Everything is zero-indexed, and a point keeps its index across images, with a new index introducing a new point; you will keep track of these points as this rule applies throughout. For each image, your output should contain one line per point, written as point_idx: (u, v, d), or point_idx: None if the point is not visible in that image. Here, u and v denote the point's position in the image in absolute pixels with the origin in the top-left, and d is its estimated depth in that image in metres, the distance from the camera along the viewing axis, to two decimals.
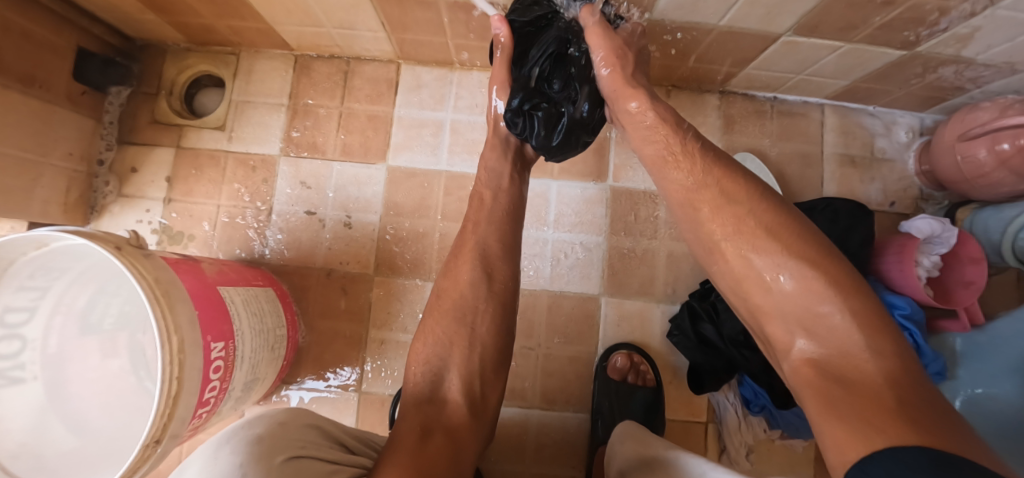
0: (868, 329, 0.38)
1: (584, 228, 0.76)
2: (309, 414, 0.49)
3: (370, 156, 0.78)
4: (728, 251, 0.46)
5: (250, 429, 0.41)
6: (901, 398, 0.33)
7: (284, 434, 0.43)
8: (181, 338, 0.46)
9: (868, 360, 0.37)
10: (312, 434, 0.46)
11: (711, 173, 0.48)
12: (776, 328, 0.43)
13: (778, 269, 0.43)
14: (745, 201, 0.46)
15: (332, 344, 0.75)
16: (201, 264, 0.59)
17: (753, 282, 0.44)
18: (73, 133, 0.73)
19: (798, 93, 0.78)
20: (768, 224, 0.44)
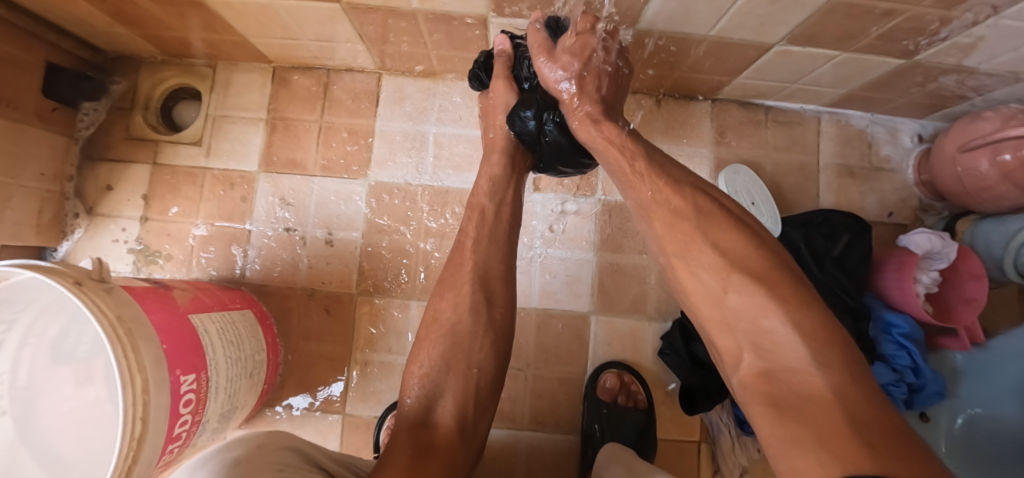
0: (814, 340, 0.33)
1: (573, 244, 0.73)
2: (288, 436, 0.47)
3: (352, 172, 0.75)
4: (678, 267, 0.42)
5: (227, 453, 0.39)
6: (852, 414, 0.29)
7: (264, 456, 0.40)
8: (145, 378, 0.44)
9: (815, 373, 0.32)
10: (290, 456, 0.43)
11: (659, 185, 0.45)
12: (725, 341, 0.38)
13: (723, 284, 0.38)
14: (692, 212, 0.42)
15: (315, 366, 0.73)
16: (174, 291, 0.57)
17: (703, 296, 0.40)
18: (44, 152, 0.71)
19: (794, 101, 0.75)
20: (717, 239, 0.40)
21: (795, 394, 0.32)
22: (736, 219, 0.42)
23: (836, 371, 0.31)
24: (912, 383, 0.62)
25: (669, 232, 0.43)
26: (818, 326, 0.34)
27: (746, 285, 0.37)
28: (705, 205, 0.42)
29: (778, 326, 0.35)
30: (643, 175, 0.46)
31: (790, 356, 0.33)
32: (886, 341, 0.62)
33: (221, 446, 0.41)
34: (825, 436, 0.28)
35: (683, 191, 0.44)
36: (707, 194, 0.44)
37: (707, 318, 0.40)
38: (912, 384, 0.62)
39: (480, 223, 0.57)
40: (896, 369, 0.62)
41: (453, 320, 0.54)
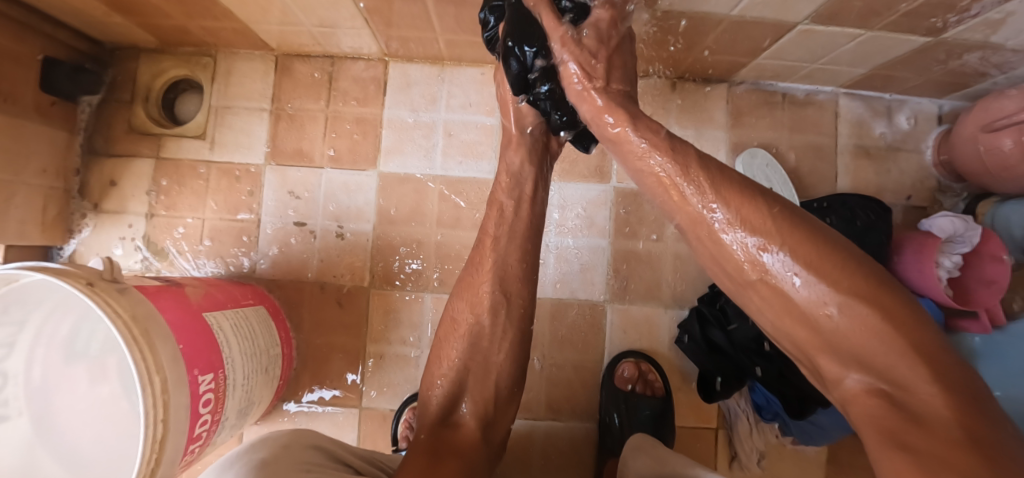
0: (935, 360, 0.30)
1: (587, 231, 0.72)
2: (310, 433, 0.47)
3: (360, 163, 0.74)
4: (761, 287, 0.37)
5: (253, 454, 0.39)
6: (978, 438, 0.26)
7: (291, 456, 0.41)
8: (163, 378, 0.43)
9: (934, 394, 0.29)
10: (314, 458, 0.43)
11: (723, 195, 0.39)
12: (827, 362, 0.35)
13: (823, 304, 0.34)
14: (769, 223, 0.37)
15: (330, 359, 0.72)
16: (186, 288, 0.56)
17: (798, 319, 0.35)
18: (45, 148, 0.69)
19: (810, 82, 0.73)
20: (804, 255, 0.35)
21: (910, 415, 0.29)
22: (817, 227, 0.37)
23: (962, 393, 0.28)
24: None
25: (741, 249, 0.38)
26: (936, 343, 0.31)
27: (854, 306, 0.32)
28: (779, 214, 0.37)
29: (891, 348, 0.31)
30: (701, 185, 0.40)
31: (906, 374, 0.30)
32: None
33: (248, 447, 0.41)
34: (940, 454, 0.26)
35: (747, 193, 0.39)
36: (777, 199, 0.39)
37: (804, 340, 0.36)
38: None
39: (500, 221, 0.54)
40: None
41: (464, 316, 0.53)
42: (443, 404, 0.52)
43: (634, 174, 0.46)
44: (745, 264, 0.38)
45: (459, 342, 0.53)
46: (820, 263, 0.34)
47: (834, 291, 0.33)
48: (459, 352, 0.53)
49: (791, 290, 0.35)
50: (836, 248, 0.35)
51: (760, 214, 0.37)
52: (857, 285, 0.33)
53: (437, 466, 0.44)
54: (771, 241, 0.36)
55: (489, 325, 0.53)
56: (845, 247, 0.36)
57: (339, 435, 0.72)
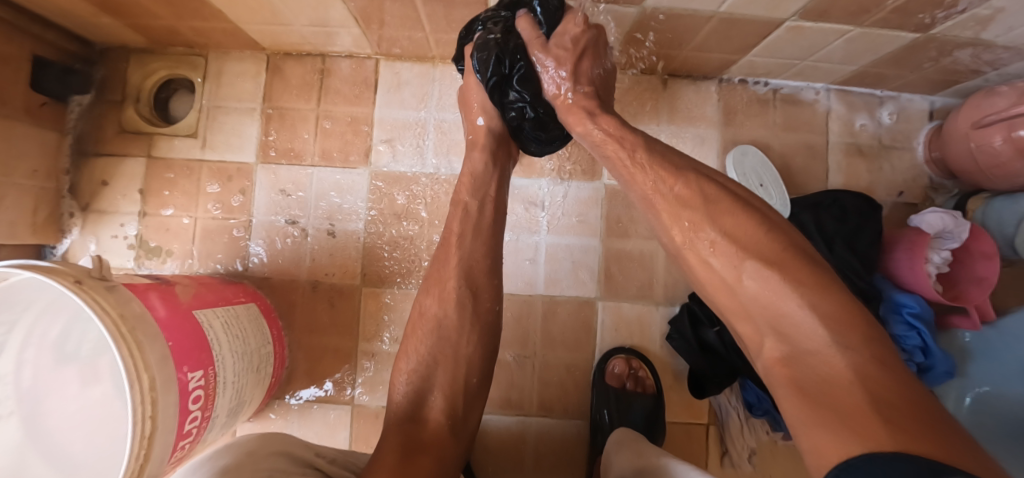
0: (834, 322, 0.32)
1: (579, 229, 0.72)
2: (279, 437, 0.47)
3: (351, 162, 0.74)
4: (691, 257, 0.42)
5: (214, 464, 0.40)
6: (873, 396, 0.28)
7: (254, 462, 0.41)
8: (151, 376, 0.44)
9: (835, 353, 0.31)
10: (280, 463, 0.43)
11: (662, 175, 0.45)
12: (746, 328, 0.38)
13: (737, 270, 0.38)
14: (699, 200, 0.42)
15: (322, 358, 0.72)
16: (176, 287, 0.56)
17: (720, 286, 0.39)
18: (36, 149, 0.69)
19: (802, 79, 0.73)
20: (727, 225, 0.39)
21: (815, 376, 0.32)
22: (746, 203, 0.41)
23: (859, 350, 0.31)
24: (921, 363, 0.62)
25: (674, 221, 0.43)
26: (842, 308, 0.33)
27: (761, 271, 0.36)
28: (710, 190, 0.42)
29: (796, 310, 0.34)
30: (646, 164, 0.46)
31: (808, 335, 0.33)
32: (896, 322, 0.62)
33: (210, 455, 0.42)
34: (845, 415, 0.28)
35: (686, 173, 0.44)
36: (713, 180, 0.44)
37: (728, 306, 0.39)
38: (922, 365, 0.62)
39: (464, 217, 0.55)
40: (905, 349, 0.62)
41: (451, 314, 0.53)
42: (404, 401, 0.50)
43: (599, 157, 0.51)
44: (677, 234, 0.42)
45: (447, 340, 0.53)
46: (737, 229, 0.39)
47: (748, 256, 0.37)
48: (447, 350, 0.53)
49: (707, 255, 0.40)
50: (758, 221, 0.39)
51: (692, 190, 0.43)
52: (767, 248, 0.37)
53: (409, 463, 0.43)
54: (696, 213, 0.41)
55: (472, 325, 0.54)
56: (770, 222, 0.39)
57: (332, 433, 0.72)
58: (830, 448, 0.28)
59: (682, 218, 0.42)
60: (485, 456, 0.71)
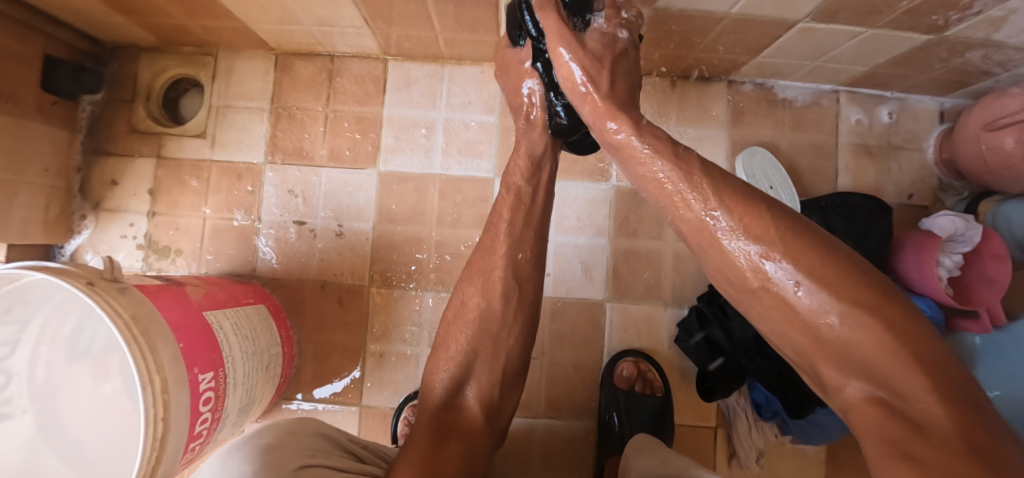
0: (939, 371, 0.30)
1: (587, 229, 0.72)
2: (317, 422, 0.47)
3: (360, 161, 0.74)
4: (763, 294, 0.38)
5: (259, 439, 0.40)
6: (989, 449, 0.26)
7: (296, 442, 0.41)
8: (164, 377, 0.44)
9: (936, 404, 0.29)
10: (317, 444, 0.43)
11: (729, 202, 0.39)
12: (829, 372, 0.35)
13: (826, 314, 0.34)
14: (773, 231, 0.37)
15: (330, 357, 0.73)
16: (187, 287, 0.56)
17: (800, 327, 0.36)
18: (47, 147, 0.70)
19: (811, 80, 0.73)
20: (809, 264, 0.35)
21: (909, 422, 0.30)
22: (819, 235, 0.37)
23: (967, 401, 0.29)
24: None
25: (747, 252, 0.38)
26: (940, 353, 0.31)
27: (859, 315, 0.33)
28: (785, 224, 0.37)
29: (895, 359, 0.31)
30: (707, 191, 0.41)
31: (906, 383, 0.30)
32: None
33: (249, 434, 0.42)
34: (934, 461, 0.26)
35: (752, 201, 0.39)
36: (781, 208, 0.39)
37: (805, 348, 0.36)
38: None
39: (516, 202, 0.54)
40: None
41: (462, 314, 0.53)
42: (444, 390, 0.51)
43: (631, 175, 0.46)
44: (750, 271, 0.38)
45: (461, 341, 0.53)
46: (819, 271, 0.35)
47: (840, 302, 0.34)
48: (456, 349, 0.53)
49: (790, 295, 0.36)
50: (837, 258, 0.36)
51: (766, 224, 0.38)
52: (859, 295, 0.33)
53: (439, 451, 0.45)
54: (773, 248, 0.37)
55: (513, 317, 0.54)
56: (849, 259, 0.36)
57: None
58: None
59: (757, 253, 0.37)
60: (493, 456, 0.71)
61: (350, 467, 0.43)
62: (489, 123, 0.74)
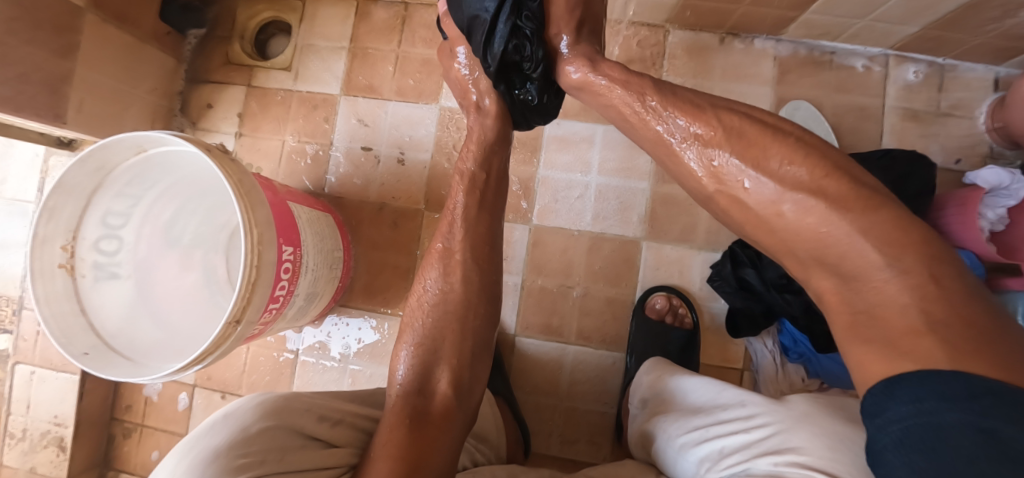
0: (889, 244, 0.29)
1: (627, 172, 0.77)
2: (286, 401, 0.44)
3: (423, 98, 0.81)
4: (720, 200, 0.37)
5: (209, 441, 0.39)
6: (929, 316, 0.27)
7: (245, 442, 0.39)
8: (260, 232, 0.51)
9: (889, 280, 0.29)
10: (276, 438, 0.41)
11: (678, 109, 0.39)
12: (790, 261, 0.35)
13: (777, 202, 0.33)
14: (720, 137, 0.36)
15: (382, 273, 0.79)
16: (274, 183, 0.65)
17: (757, 225, 0.35)
18: (157, 70, 0.81)
19: (859, 42, 0.75)
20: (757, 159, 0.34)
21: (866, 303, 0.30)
22: (772, 127, 0.36)
23: (913, 275, 0.28)
24: None
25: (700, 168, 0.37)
26: (898, 226, 0.30)
27: (803, 198, 0.32)
28: (733, 122, 0.37)
29: (839, 233, 0.30)
30: (660, 107, 0.40)
31: (855, 262, 0.30)
32: None
33: (212, 426, 0.41)
34: (897, 341, 0.28)
35: (703, 105, 0.38)
36: (733, 109, 0.38)
37: (767, 244, 0.35)
38: None
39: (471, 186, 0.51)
40: None
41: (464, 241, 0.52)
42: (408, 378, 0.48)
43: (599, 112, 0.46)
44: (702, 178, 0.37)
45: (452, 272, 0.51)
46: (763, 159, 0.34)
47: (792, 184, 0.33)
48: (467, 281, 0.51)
49: (744, 192, 0.35)
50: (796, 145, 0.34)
51: (714, 128, 0.37)
52: (804, 175, 0.33)
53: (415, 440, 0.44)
54: (719, 146, 0.36)
55: None
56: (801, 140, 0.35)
57: (386, 341, 0.78)
58: (870, 361, 0.29)
59: (710, 155, 0.37)
60: (525, 376, 0.75)
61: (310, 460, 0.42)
62: None
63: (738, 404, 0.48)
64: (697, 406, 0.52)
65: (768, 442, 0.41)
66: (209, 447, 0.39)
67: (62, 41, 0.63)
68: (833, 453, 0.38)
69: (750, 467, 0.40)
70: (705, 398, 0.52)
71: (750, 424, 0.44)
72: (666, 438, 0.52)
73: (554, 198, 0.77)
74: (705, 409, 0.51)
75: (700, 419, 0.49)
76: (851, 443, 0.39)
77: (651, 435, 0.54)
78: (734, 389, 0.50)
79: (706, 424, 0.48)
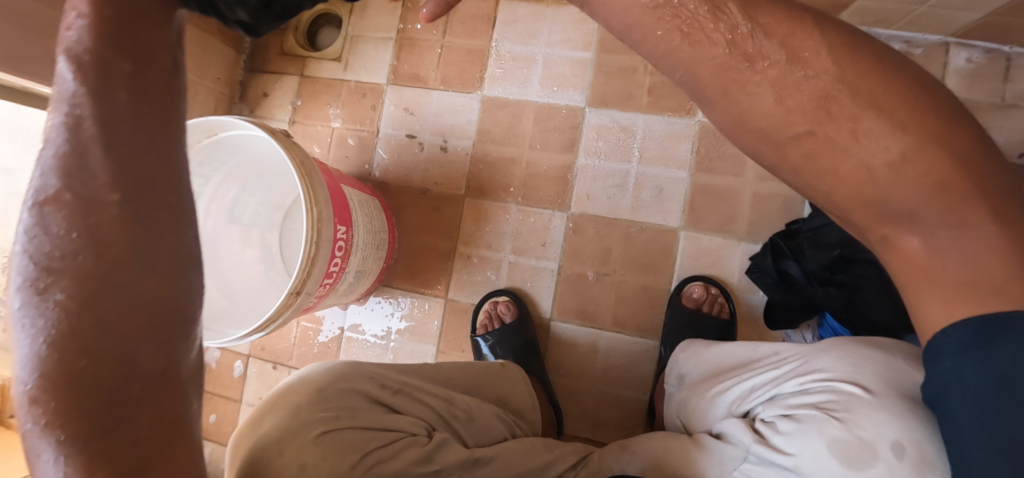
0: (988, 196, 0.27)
1: (667, 161, 0.77)
2: (353, 367, 0.51)
3: (466, 87, 0.84)
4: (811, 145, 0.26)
5: (293, 397, 0.47)
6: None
7: (318, 402, 0.47)
8: (320, 211, 0.55)
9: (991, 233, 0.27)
10: (348, 401, 0.48)
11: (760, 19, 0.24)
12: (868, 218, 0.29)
13: (879, 152, 0.26)
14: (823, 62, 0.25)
15: (423, 255, 0.83)
16: (330, 168, 0.69)
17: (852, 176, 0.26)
18: (220, 60, 0.87)
19: (917, 30, 0.72)
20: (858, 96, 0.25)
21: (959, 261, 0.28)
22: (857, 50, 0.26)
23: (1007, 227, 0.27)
24: None
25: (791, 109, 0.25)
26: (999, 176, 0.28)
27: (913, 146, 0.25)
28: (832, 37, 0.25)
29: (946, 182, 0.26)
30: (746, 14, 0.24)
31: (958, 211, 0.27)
32: None
33: (293, 385, 0.49)
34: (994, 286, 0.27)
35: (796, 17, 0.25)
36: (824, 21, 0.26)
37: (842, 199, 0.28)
38: None
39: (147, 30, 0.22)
40: None
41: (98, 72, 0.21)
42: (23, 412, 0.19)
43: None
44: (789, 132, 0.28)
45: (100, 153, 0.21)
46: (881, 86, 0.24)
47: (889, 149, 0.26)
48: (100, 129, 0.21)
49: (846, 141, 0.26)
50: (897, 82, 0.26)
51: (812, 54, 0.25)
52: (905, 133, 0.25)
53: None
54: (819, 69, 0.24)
55: None
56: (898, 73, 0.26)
57: (426, 321, 0.82)
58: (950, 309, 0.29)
59: (799, 82, 0.25)
60: (559, 360, 0.77)
61: (383, 418, 0.47)
62: (584, 59, 0.81)
63: (771, 354, 0.49)
64: (732, 364, 0.52)
65: (793, 368, 0.45)
66: (291, 405, 0.47)
67: None
68: (857, 367, 0.40)
69: (778, 392, 0.45)
70: (736, 351, 0.53)
71: (778, 361, 0.47)
72: (698, 391, 0.53)
73: (593, 186, 0.78)
74: (741, 365, 0.51)
75: (733, 371, 0.51)
76: (880, 356, 0.40)
77: (688, 400, 0.54)
78: (768, 343, 0.50)
79: (738, 372, 0.50)
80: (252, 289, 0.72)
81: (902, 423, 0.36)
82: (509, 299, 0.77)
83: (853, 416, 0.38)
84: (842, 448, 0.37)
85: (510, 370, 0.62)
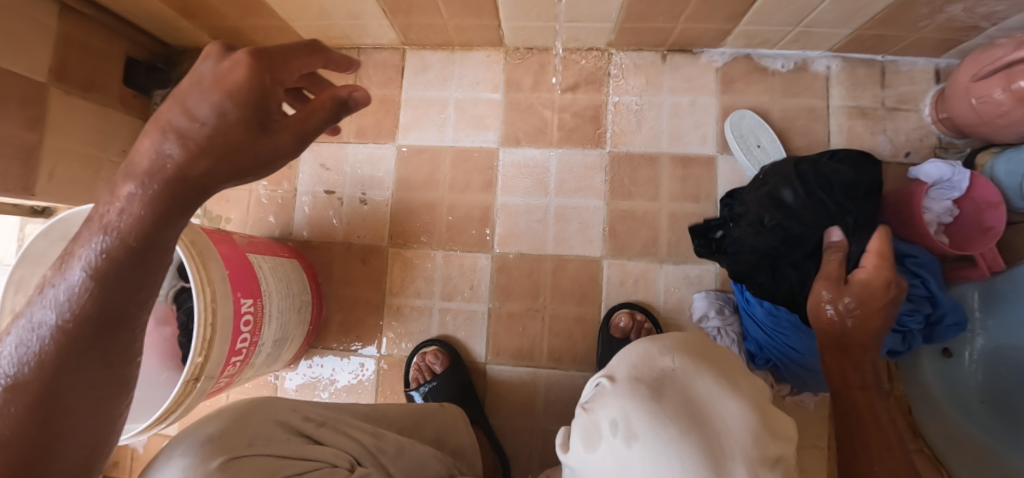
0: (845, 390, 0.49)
1: (584, 192, 0.78)
2: (274, 399, 0.44)
3: (382, 137, 0.83)
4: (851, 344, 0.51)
5: (203, 429, 0.37)
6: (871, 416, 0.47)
7: (243, 429, 0.39)
8: (214, 290, 0.53)
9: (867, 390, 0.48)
10: (270, 431, 0.40)
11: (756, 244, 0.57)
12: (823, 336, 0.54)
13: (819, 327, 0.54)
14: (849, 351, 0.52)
15: (354, 311, 0.80)
16: (234, 235, 0.66)
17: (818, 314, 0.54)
18: (126, 132, 0.85)
19: (800, 47, 0.76)
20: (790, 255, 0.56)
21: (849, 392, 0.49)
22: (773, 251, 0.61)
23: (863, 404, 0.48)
24: (930, 314, 0.62)
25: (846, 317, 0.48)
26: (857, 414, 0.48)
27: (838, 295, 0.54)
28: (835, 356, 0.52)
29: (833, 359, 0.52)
30: None
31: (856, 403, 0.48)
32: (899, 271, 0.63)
33: (206, 419, 0.39)
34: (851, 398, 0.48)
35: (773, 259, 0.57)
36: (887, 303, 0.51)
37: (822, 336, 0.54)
38: (931, 315, 0.63)
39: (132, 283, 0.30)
40: (911, 298, 0.62)
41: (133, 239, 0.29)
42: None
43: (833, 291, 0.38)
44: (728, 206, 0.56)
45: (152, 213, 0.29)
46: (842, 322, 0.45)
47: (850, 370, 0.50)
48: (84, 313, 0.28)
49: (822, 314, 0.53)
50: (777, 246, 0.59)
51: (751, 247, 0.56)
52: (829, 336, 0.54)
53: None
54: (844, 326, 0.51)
55: None
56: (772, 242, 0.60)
57: (361, 378, 0.79)
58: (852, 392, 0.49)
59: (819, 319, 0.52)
60: (500, 403, 0.76)
61: (299, 451, 0.40)
62: (494, 100, 0.81)
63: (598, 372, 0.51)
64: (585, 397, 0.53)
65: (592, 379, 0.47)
66: (204, 437, 0.37)
67: (29, 115, 0.65)
68: (620, 364, 0.44)
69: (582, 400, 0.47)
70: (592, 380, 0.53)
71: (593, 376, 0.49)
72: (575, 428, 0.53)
73: (515, 223, 0.78)
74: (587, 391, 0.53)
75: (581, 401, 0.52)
76: (638, 352, 0.44)
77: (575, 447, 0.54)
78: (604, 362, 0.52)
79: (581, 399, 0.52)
80: (172, 365, 0.67)
81: (623, 401, 0.39)
82: (439, 349, 0.75)
83: (596, 403, 0.41)
84: (585, 432, 0.40)
85: (449, 410, 0.60)
